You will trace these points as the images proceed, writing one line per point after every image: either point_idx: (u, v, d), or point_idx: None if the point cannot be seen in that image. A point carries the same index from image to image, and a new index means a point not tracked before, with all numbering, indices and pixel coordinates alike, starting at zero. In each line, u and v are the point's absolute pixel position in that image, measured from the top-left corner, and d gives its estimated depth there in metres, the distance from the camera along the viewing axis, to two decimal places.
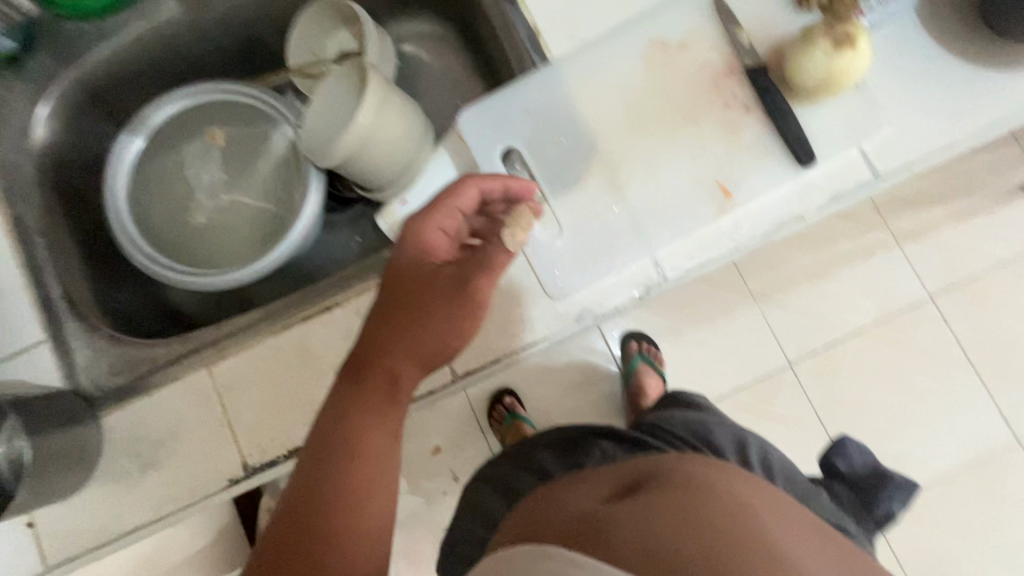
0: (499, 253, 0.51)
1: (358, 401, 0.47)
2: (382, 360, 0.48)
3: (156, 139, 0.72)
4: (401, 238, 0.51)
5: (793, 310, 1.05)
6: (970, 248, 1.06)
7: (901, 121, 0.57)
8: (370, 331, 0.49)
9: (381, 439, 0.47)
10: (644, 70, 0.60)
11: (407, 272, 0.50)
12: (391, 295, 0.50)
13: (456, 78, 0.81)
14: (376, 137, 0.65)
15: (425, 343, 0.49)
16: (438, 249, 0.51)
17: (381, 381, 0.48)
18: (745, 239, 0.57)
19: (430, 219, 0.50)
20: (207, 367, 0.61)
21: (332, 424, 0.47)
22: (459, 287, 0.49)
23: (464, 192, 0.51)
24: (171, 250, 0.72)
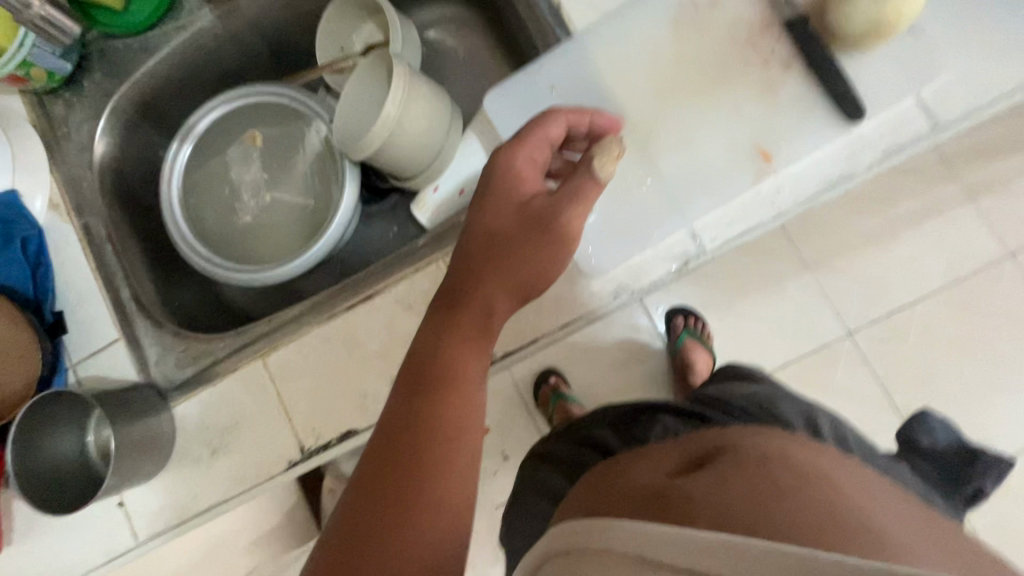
0: (590, 182, 0.49)
1: (453, 329, 0.48)
2: (478, 287, 0.49)
3: (201, 144, 0.76)
4: (491, 166, 0.52)
5: (853, 275, 0.99)
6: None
7: (964, 63, 0.52)
8: (466, 263, 0.50)
9: (474, 369, 0.47)
10: (672, 34, 0.58)
11: (500, 198, 0.51)
12: (484, 226, 0.50)
13: (480, 60, 0.80)
14: (404, 126, 0.65)
15: (518, 271, 0.49)
16: (528, 178, 0.51)
17: (476, 311, 0.48)
18: (790, 204, 0.54)
19: (523, 146, 0.51)
20: (262, 358, 0.65)
21: (430, 349, 0.48)
22: (552, 215, 0.49)
23: (553, 123, 0.52)
24: (224, 249, 0.76)
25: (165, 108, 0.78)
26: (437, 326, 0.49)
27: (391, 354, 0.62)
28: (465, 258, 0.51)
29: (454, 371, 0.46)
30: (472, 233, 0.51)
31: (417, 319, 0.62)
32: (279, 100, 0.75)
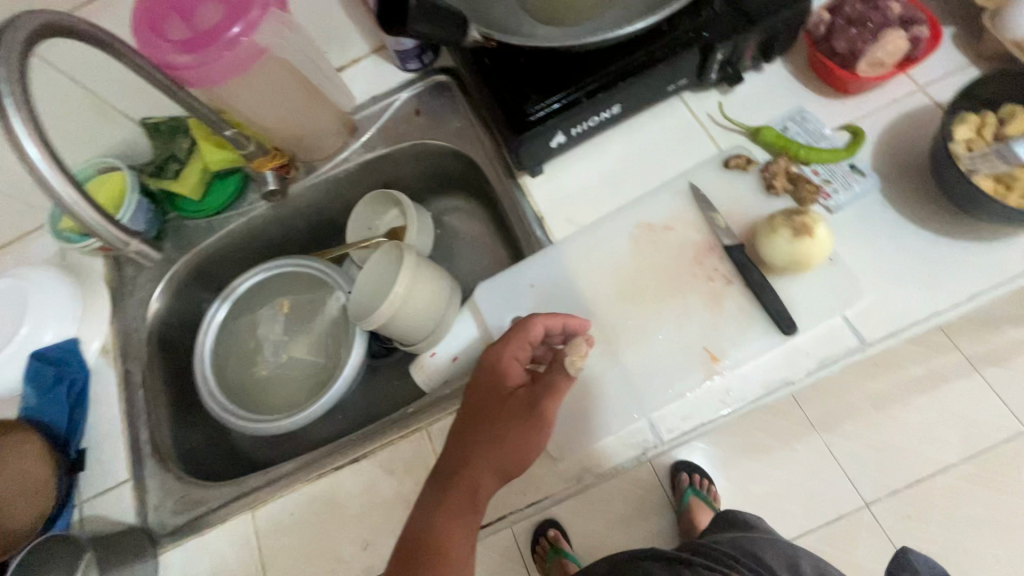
0: (562, 379, 0.58)
1: (443, 508, 0.57)
2: (466, 470, 0.58)
3: (238, 303, 0.89)
4: (481, 364, 0.62)
5: (856, 441, 1.02)
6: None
7: (880, 291, 0.61)
8: (457, 446, 0.60)
9: (461, 543, 0.56)
10: (633, 248, 0.69)
11: (488, 392, 0.61)
12: (474, 415, 0.60)
13: (485, 243, 0.94)
14: (408, 304, 0.76)
15: (499, 459, 0.57)
16: (511, 374, 0.61)
17: (463, 491, 0.57)
18: (736, 403, 0.61)
19: (505, 349, 0.61)
20: (251, 511, 0.69)
21: (424, 525, 0.56)
22: (529, 409, 0.58)
23: (531, 327, 0.61)
24: (240, 397, 0.85)
25: (215, 271, 0.92)
26: (431, 502, 0.58)
27: (370, 517, 0.65)
28: (457, 441, 0.61)
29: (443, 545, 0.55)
30: (465, 418, 0.61)
31: (397, 484, 0.66)
32: (309, 271, 0.88)
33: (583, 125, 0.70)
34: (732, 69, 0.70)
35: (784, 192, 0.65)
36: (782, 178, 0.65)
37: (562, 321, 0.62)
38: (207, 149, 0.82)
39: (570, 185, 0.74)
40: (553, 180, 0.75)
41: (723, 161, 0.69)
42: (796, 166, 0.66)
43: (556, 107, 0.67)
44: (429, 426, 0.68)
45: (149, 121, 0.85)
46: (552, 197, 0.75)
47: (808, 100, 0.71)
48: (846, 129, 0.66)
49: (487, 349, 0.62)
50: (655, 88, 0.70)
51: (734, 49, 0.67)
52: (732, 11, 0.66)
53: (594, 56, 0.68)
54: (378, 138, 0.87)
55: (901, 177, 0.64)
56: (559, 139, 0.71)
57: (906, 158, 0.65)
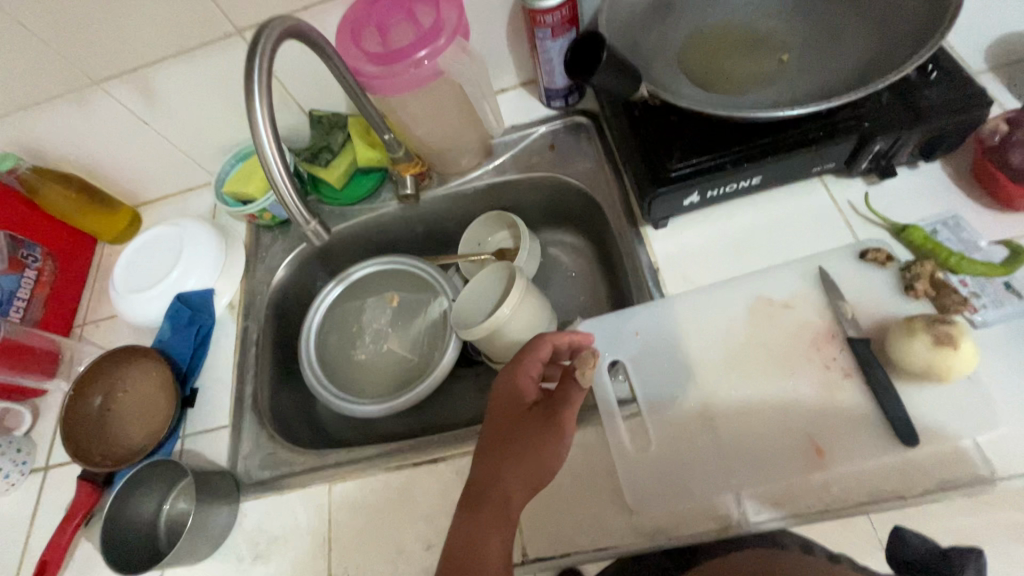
0: (574, 390, 0.61)
1: (477, 523, 0.57)
2: (497, 483, 0.59)
3: (349, 288, 0.95)
4: (497, 383, 0.65)
5: None
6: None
7: (1020, 424, 0.56)
8: (483, 464, 0.61)
9: (496, 553, 0.56)
10: (747, 319, 0.68)
11: (504, 410, 0.63)
12: (496, 435, 0.62)
13: (585, 279, 0.96)
14: (510, 324, 0.79)
15: (524, 469, 0.59)
16: (526, 391, 0.64)
17: (494, 502, 0.58)
18: (837, 503, 0.57)
19: (519, 367, 0.64)
20: (330, 484, 0.73)
21: (460, 542, 0.57)
22: (546, 418, 0.61)
23: (540, 345, 0.66)
24: (333, 374, 0.90)
25: (335, 256, 1.00)
26: (465, 518, 0.58)
27: (436, 520, 0.67)
28: (481, 459, 0.62)
29: (481, 560, 0.55)
30: (484, 437, 0.63)
31: None
32: (420, 273, 0.93)
33: (720, 189, 0.71)
34: (884, 162, 0.69)
35: (924, 295, 0.62)
36: (926, 281, 0.63)
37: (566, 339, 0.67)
38: (361, 148, 0.92)
39: (691, 245, 0.75)
40: (675, 236, 0.77)
41: (860, 252, 0.67)
42: (941, 272, 0.64)
43: (699, 168, 0.69)
44: None
45: (314, 113, 0.95)
46: (671, 251, 0.76)
47: (965, 208, 0.68)
48: (1007, 244, 0.63)
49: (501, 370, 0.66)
50: (800, 168, 0.70)
51: (894, 144, 0.66)
52: (899, 106, 0.65)
53: (745, 127, 0.69)
54: (510, 163, 0.93)
55: None
56: (692, 199, 0.72)
57: None
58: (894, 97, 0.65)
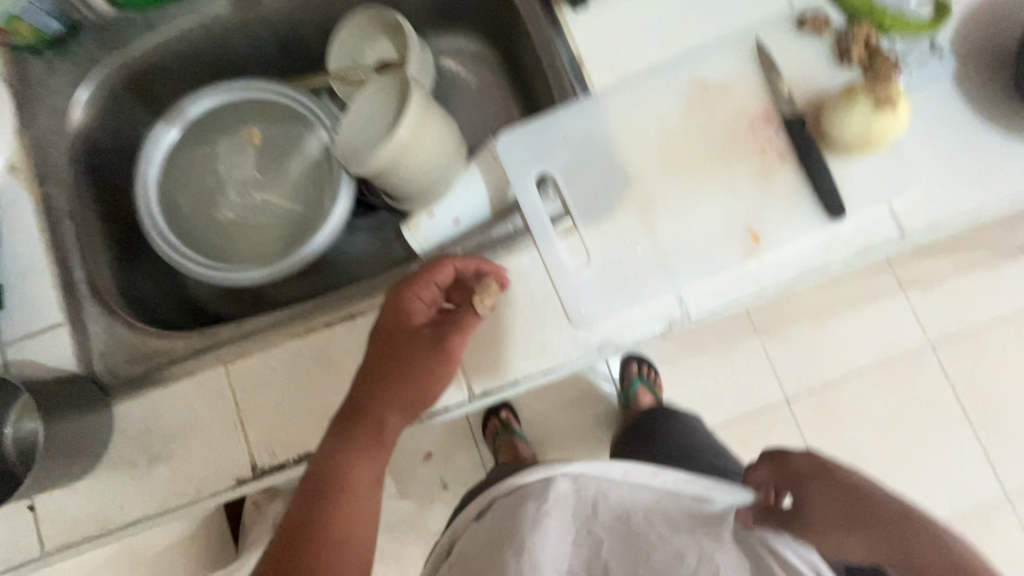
0: (468, 320, 0.55)
1: (349, 444, 0.54)
2: (379, 406, 0.54)
3: (189, 130, 0.72)
4: (386, 299, 0.56)
5: (853, 325, 1.14)
6: (969, 306, 1.14)
7: (930, 183, 0.58)
8: (362, 388, 0.55)
9: (367, 475, 0.54)
10: (683, 109, 0.61)
11: (392, 330, 0.56)
12: (378, 356, 0.55)
13: (491, 94, 0.82)
14: (413, 149, 0.65)
15: (407, 396, 0.54)
16: (416, 314, 0.56)
17: (372, 426, 0.54)
18: (769, 286, 0.58)
19: (410, 286, 0.55)
20: (226, 365, 0.61)
21: (327, 464, 0.53)
22: (436, 348, 0.55)
23: (441, 268, 0.56)
24: (195, 242, 0.72)
25: (155, 87, 0.74)
26: (337, 439, 0.54)
27: None
28: (362, 380, 0.55)
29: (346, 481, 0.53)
30: (367, 357, 0.56)
31: None
32: (283, 101, 0.72)
33: None
34: None
35: (859, 62, 0.58)
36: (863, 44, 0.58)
37: (474, 265, 0.57)
38: None
39: (617, 26, 0.63)
40: (598, 18, 0.63)
41: (797, 20, 0.60)
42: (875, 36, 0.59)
43: None
44: None
45: None
46: (594, 37, 0.63)
47: None
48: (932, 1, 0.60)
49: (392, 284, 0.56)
50: None
51: None
52: None
53: None
54: None
55: (976, 63, 0.59)
56: None
57: (984, 45, 0.60)
58: None
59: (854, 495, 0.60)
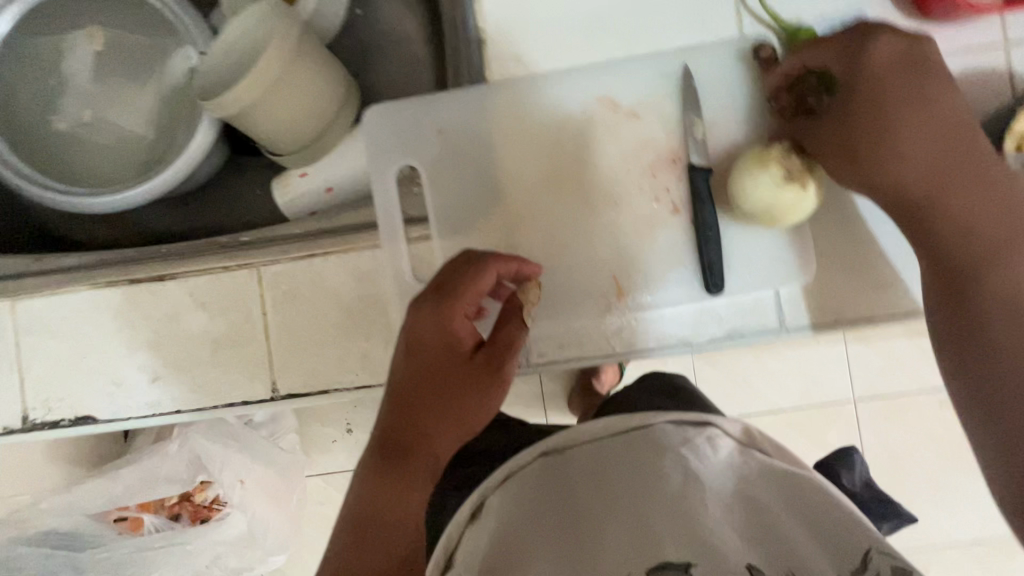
0: (518, 331, 0.48)
1: (394, 477, 0.48)
2: (430, 434, 0.48)
3: (31, 13, 0.60)
4: (415, 325, 0.47)
5: (814, 366, 0.96)
6: (916, 366, 0.94)
7: (824, 272, 0.51)
8: (400, 417, 0.48)
9: (417, 507, 0.49)
10: (581, 127, 0.53)
11: (432, 356, 0.47)
12: (417, 387, 0.48)
13: (411, 43, 0.70)
14: (282, 99, 0.57)
15: (459, 421, 0.48)
16: (461, 336, 0.48)
17: (420, 461, 0.48)
18: (622, 348, 0.52)
19: (451, 307, 0.46)
20: (10, 302, 0.54)
21: (375, 502, 0.49)
22: (487, 372, 0.48)
23: (480, 279, 0.47)
24: (25, 150, 0.61)
25: None
26: (382, 476, 0.49)
27: (163, 349, 0.53)
28: (401, 404, 0.48)
29: (396, 515, 0.49)
30: (402, 387, 0.48)
31: (207, 321, 0.53)
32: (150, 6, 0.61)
33: None
34: None
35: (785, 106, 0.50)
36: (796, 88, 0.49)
37: (515, 266, 0.49)
38: None
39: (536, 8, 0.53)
40: None
41: (735, 54, 0.52)
42: None
43: None
44: (262, 267, 0.53)
45: None
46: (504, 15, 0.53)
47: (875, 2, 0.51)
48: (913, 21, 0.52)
49: (426, 305, 0.47)
50: None
51: None
52: None
53: None
54: None
55: None
56: None
57: None
58: None
59: (952, 137, 0.46)
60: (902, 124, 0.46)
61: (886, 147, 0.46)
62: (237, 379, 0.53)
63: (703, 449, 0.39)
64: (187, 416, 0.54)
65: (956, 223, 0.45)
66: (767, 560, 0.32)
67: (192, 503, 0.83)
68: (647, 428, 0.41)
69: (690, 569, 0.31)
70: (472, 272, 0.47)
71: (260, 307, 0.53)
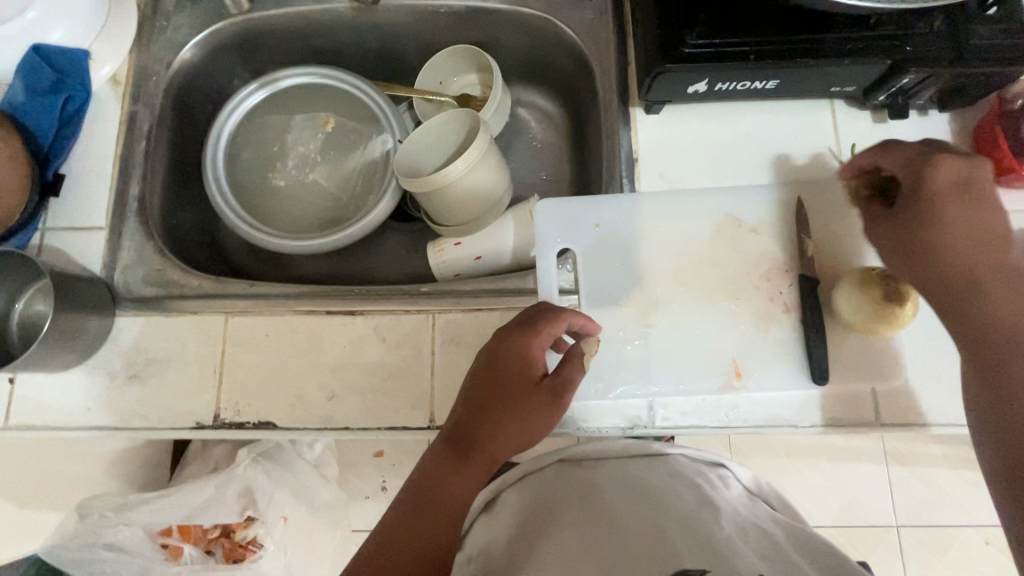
0: (581, 371, 0.55)
1: (448, 467, 0.51)
2: (483, 446, 0.52)
3: (273, 97, 0.78)
4: (503, 338, 0.55)
5: (858, 475, 1.02)
6: (954, 497, 1.00)
7: (912, 382, 0.60)
8: (467, 416, 0.53)
9: (455, 506, 0.50)
10: (710, 233, 0.65)
11: (510, 368, 0.54)
12: (490, 393, 0.53)
13: (551, 152, 0.87)
14: (463, 182, 0.71)
15: (517, 432, 0.52)
16: (537, 360, 0.54)
17: (478, 461, 0.52)
18: (734, 422, 0.60)
19: (540, 330, 0.54)
20: (226, 316, 0.65)
21: (425, 486, 0.51)
22: (553, 399, 0.53)
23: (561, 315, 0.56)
24: (243, 195, 0.77)
25: (259, 51, 0.82)
26: (439, 464, 0.52)
27: (343, 372, 0.63)
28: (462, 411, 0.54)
29: (440, 503, 0.50)
30: (476, 390, 0.54)
31: (384, 352, 0.63)
32: (364, 100, 0.78)
33: (731, 84, 0.63)
34: (901, 100, 0.64)
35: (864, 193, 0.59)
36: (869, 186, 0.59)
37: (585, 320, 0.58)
38: None
39: (680, 141, 0.68)
40: (666, 127, 0.69)
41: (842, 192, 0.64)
42: None
43: (720, 50, 0.59)
44: (438, 314, 0.64)
45: None
46: (656, 144, 0.68)
47: None
48: None
49: (516, 325, 0.55)
50: (817, 81, 0.63)
51: (922, 81, 0.60)
52: (949, 36, 0.58)
53: (771, 13, 0.60)
54: None
55: None
56: (698, 87, 0.64)
57: None
58: (947, 26, 0.58)
59: (978, 247, 0.50)
60: (944, 238, 0.51)
61: (935, 259, 0.51)
62: (401, 406, 0.62)
63: (717, 483, 0.55)
64: (352, 433, 0.62)
65: (990, 337, 0.49)
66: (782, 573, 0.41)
67: (230, 541, 0.90)
68: (663, 455, 0.58)
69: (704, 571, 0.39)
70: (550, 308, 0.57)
71: (430, 347, 0.63)
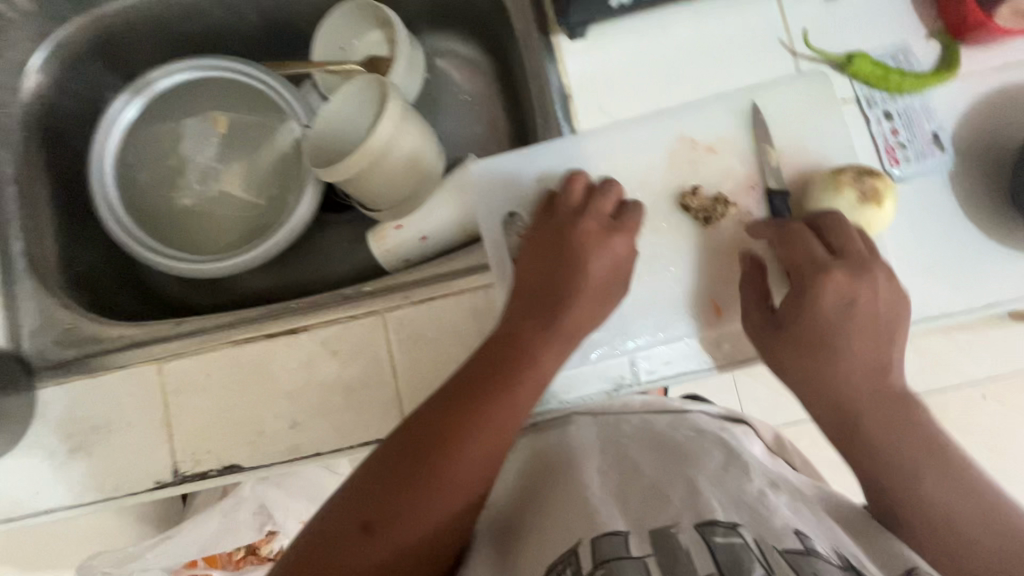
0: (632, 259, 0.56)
1: (527, 342, 0.50)
2: (556, 325, 0.51)
3: (152, 105, 0.69)
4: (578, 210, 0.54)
5: None
6: (959, 364, 0.99)
7: (901, 281, 0.55)
8: (542, 294, 0.52)
9: (528, 389, 0.49)
10: (666, 162, 0.58)
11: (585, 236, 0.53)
12: (569, 265, 0.53)
13: (482, 102, 0.78)
14: (385, 160, 0.63)
15: (592, 310, 0.53)
16: (613, 231, 0.54)
17: (558, 341, 0.51)
18: (722, 361, 0.57)
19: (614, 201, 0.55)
20: (158, 363, 0.59)
21: (488, 368, 0.49)
22: (616, 284, 0.54)
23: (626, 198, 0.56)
24: (149, 224, 0.68)
25: (124, 53, 0.71)
26: (514, 334, 0.51)
27: (300, 396, 0.58)
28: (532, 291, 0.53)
29: (511, 387, 0.49)
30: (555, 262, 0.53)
31: (339, 367, 0.58)
32: (256, 88, 0.69)
33: None
34: None
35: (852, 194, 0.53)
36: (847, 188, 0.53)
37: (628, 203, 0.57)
38: None
39: (613, 65, 0.60)
40: (596, 51, 0.60)
41: (801, 86, 0.58)
42: (862, 110, 0.58)
43: None
44: (387, 313, 0.58)
45: None
46: (587, 73, 0.60)
47: (916, 35, 0.58)
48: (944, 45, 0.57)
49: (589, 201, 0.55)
50: None
51: None
52: None
53: None
54: None
55: (972, 155, 0.57)
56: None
57: (986, 135, 0.57)
58: None
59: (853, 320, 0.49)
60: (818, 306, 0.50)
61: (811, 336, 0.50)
62: (370, 418, 0.57)
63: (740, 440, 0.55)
64: (327, 457, 0.58)
65: (863, 409, 0.48)
66: (808, 526, 0.44)
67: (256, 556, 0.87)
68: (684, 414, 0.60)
69: (738, 527, 0.41)
70: (571, 218, 0.54)
71: (388, 350, 0.58)
